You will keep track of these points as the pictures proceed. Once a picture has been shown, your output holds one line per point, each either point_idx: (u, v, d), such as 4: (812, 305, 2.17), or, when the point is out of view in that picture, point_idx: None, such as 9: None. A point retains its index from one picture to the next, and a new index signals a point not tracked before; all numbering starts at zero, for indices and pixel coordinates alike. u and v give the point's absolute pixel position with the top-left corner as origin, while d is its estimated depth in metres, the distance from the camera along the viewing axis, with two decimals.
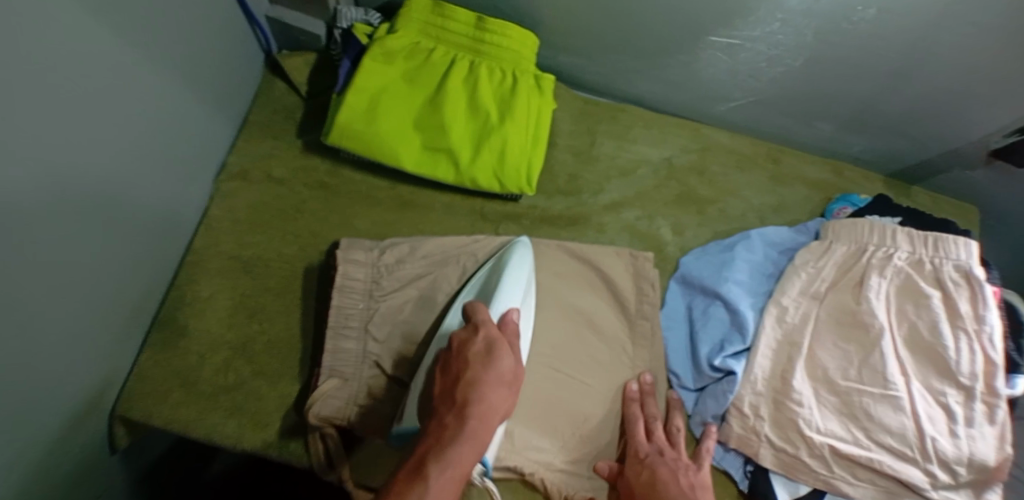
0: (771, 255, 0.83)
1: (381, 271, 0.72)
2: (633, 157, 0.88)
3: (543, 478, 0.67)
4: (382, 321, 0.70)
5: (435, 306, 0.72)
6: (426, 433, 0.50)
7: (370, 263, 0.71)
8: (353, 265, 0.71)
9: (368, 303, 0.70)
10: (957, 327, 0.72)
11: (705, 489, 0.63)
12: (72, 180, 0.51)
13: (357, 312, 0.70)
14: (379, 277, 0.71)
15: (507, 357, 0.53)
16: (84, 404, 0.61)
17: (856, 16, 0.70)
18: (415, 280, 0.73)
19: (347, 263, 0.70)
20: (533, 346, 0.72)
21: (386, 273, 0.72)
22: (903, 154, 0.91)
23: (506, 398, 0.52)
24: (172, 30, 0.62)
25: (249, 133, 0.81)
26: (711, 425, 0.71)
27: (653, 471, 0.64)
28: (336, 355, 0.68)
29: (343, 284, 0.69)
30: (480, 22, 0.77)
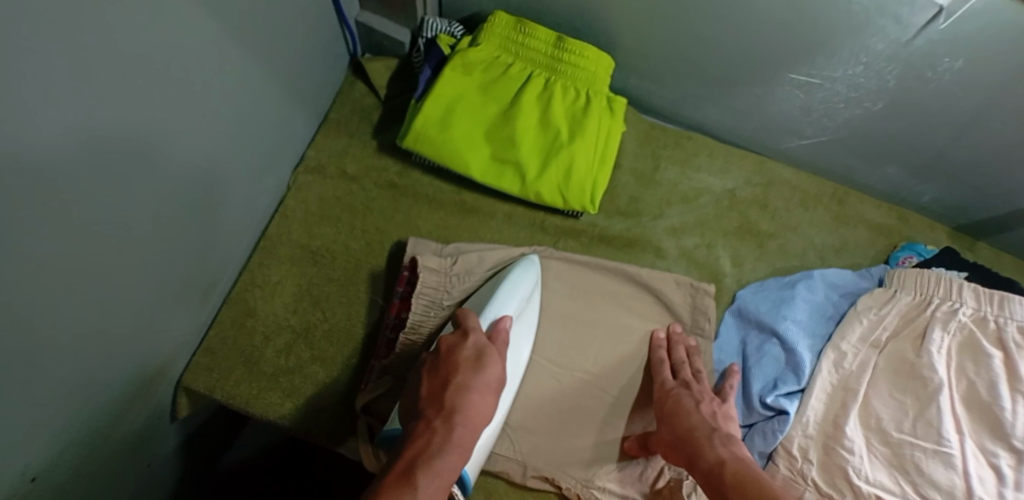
0: (831, 297, 0.82)
1: (454, 282, 0.73)
2: (695, 185, 0.88)
3: (578, 493, 0.69)
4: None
5: None
6: (414, 435, 0.53)
7: (449, 275, 0.73)
8: (430, 273, 0.73)
9: (440, 311, 0.72)
10: (1016, 390, 0.70)
11: (727, 419, 0.66)
12: (174, 161, 0.55)
13: (431, 323, 0.72)
14: (450, 287, 0.73)
15: (494, 365, 0.59)
16: (155, 371, 0.64)
17: (941, 65, 0.69)
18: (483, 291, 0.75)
19: (427, 272, 0.72)
20: (578, 362, 0.74)
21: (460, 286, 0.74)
22: (974, 207, 0.89)
23: (490, 402, 0.57)
24: (273, 28, 0.66)
25: (328, 129, 0.84)
26: (733, 365, 0.75)
27: (676, 400, 0.67)
28: (406, 359, 0.70)
29: (421, 293, 0.71)
30: (560, 41, 0.79)
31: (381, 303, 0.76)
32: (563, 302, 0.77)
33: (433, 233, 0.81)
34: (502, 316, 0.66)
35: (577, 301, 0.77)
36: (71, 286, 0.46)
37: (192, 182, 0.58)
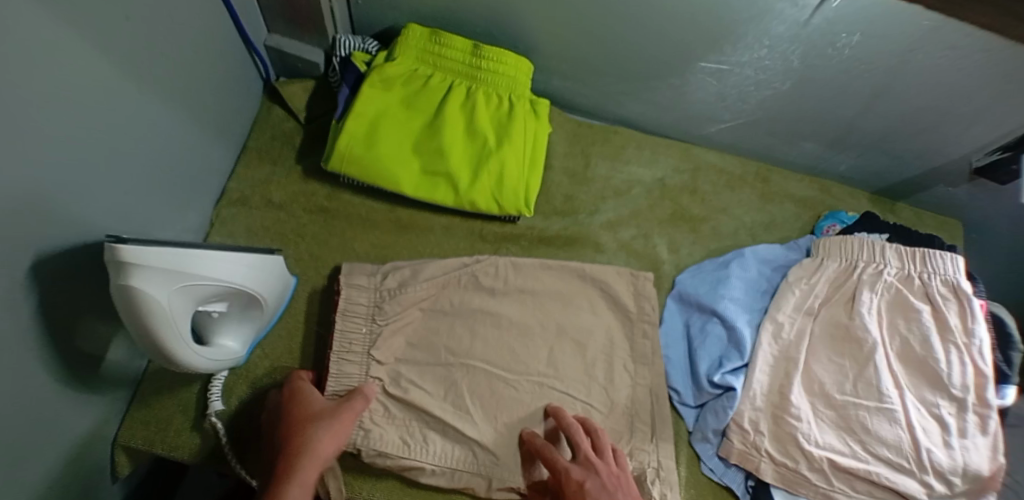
0: (764, 272, 0.85)
1: (384, 295, 0.73)
2: (627, 178, 0.90)
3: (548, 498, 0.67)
4: (390, 347, 0.71)
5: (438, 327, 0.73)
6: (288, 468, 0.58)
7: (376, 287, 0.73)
8: (356, 289, 0.73)
9: (371, 326, 0.71)
10: (948, 341, 0.75)
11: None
12: (74, 209, 0.51)
13: (360, 337, 0.71)
14: (381, 301, 0.73)
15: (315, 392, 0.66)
16: (78, 440, 0.60)
17: (840, 41, 0.72)
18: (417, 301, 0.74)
19: (350, 288, 0.72)
20: (526, 365, 0.74)
21: (393, 298, 0.73)
22: (888, 171, 0.95)
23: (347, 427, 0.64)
24: (178, 62, 0.63)
25: (248, 159, 0.81)
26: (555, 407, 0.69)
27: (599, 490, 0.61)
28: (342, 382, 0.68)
29: (346, 308, 0.71)
30: (477, 49, 0.79)
31: (323, 331, 0.74)
32: (506, 306, 0.76)
33: (372, 254, 0.80)
34: (190, 355, 0.58)
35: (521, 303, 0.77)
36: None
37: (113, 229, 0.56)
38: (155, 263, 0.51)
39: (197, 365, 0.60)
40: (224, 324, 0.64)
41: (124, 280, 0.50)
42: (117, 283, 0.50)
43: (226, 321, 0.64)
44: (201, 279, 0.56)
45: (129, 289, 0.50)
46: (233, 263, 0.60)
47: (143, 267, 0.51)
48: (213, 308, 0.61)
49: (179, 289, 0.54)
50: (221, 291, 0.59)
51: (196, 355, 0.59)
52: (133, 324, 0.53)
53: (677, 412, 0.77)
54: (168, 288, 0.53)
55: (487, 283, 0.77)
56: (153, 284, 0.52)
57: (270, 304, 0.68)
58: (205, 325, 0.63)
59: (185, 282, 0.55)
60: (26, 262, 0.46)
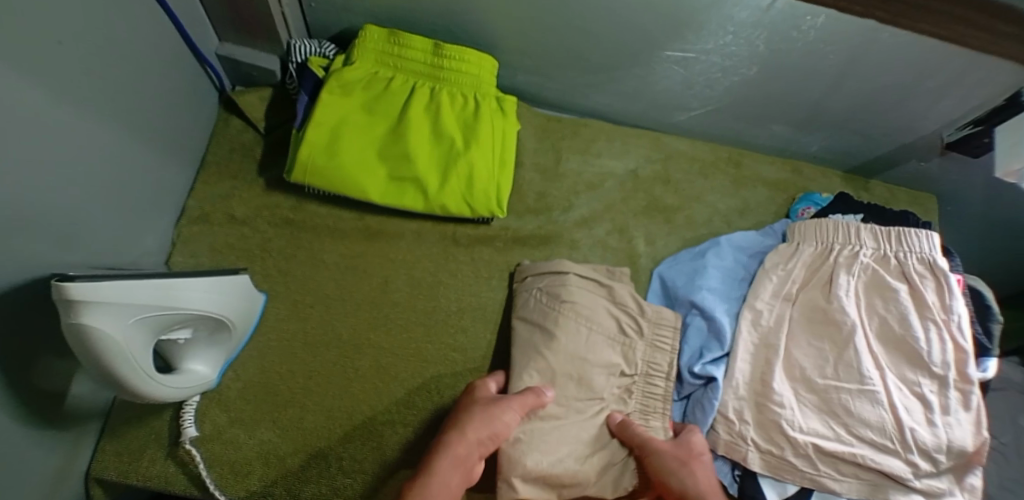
0: (741, 260, 0.84)
1: None
2: (599, 171, 0.89)
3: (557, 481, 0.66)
4: None
5: None
6: None
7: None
8: None
9: None
10: (926, 318, 0.75)
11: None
12: (14, 247, 0.48)
13: None
14: None
15: None
16: (43, 481, 0.58)
17: (804, 25, 0.71)
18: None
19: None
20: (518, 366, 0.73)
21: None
22: (858, 149, 0.95)
23: None
24: (119, 81, 0.60)
25: (207, 175, 0.78)
26: None
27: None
28: None
29: None
30: (437, 48, 0.77)
31: (298, 346, 0.72)
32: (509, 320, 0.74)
33: (345, 262, 0.78)
34: (155, 387, 0.56)
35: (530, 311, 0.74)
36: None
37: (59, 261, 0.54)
38: (106, 298, 0.49)
39: (161, 397, 0.57)
40: (191, 349, 0.62)
41: (73, 318, 0.48)
42: (67, 321, 0.48)
43: (193, 347, 0.62)
44: (158, 310, 0.54)
45: (80, 327, 0.48)
46: (195, 289, 0.58)
47: (94, 303, 0.48)
48: (177, 335, 0.59)
49: (135, 323, 0.52)
50: (182, 318, 0.57)
51: (162, 386, 0.57)
52: (90, 362, 0.51)
53: None
54: (122, 322, 0.51)
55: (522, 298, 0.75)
56: (107, 320, 0.49)
57: (239, 325, 0.66)
58: (171, 352, 0.61)
59: (140, 314, 0.53)
60: None
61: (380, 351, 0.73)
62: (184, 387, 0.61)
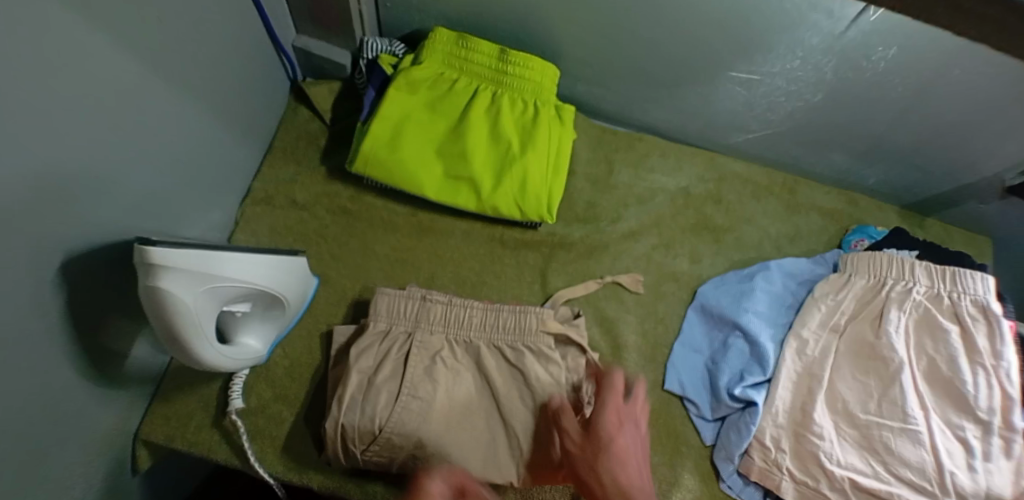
0: (789, 286, 0.83)
1: (416, 299, 0.71)
2: (650, 186, 0.89)
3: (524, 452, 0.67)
4: (427, 345, 0.69)
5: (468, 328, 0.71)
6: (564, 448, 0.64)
7: (395, 321, 0.70)
8: (392, 297, 0.71)
9: (409, 331, 0.70)
10: (976, 363, 0.73)
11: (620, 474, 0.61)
12: (103, 210, 0.52)
13: (398, 342, 0.69)
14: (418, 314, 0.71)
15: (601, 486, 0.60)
16: (101, 433, 0.61)
17: (875, 54, 0.70)
18: (443, 327, 0.71)
19: (379, 319, 0.70)
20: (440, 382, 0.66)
21: (422, 331, 0.70)
22: (917, 185, 0.93)
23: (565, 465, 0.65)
24: (206, 64, 0.63)
25: (273, 159, 0.82)
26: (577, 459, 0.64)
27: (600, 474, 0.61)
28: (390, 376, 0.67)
29: (387, 316, 0.71)
30: (503, 53, 0.79)
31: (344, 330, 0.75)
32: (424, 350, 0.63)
33: (397, 255, 0.80)
34: (214, 354, 0.59)
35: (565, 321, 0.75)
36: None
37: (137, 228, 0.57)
38: (182, 265, 0.52)
39: (221, 364, 0.60)
40: (247, 322, 0.65)
41: (152, 281, 0.50)
42: (146, 284, 0.51)
43: (249, 320, 0.65)
44: (226, 281, 0.57)
45: (157, 289, 0.51)
46: (258, 265, 0.61)
47: (171, 268, 0.51)
48: (237, 308, 0.62)
49: (205, 291, 0.55)
50: (244, 291, 0.60)
51: (221, 354, 0.60)
52: (161, 324, 0.53)
53: (693, 425, 0.76)
54: (194, 289, 0.53)
55: (527, 318, 0.71)
56: (180, 285, 0.52)
57: (293, 304, 0.68)
58: (228, 324, 0.64)
59: (211, 283, 0.55)
60: (56, 262, 0.47)
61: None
62: (241, 358, 0.63)
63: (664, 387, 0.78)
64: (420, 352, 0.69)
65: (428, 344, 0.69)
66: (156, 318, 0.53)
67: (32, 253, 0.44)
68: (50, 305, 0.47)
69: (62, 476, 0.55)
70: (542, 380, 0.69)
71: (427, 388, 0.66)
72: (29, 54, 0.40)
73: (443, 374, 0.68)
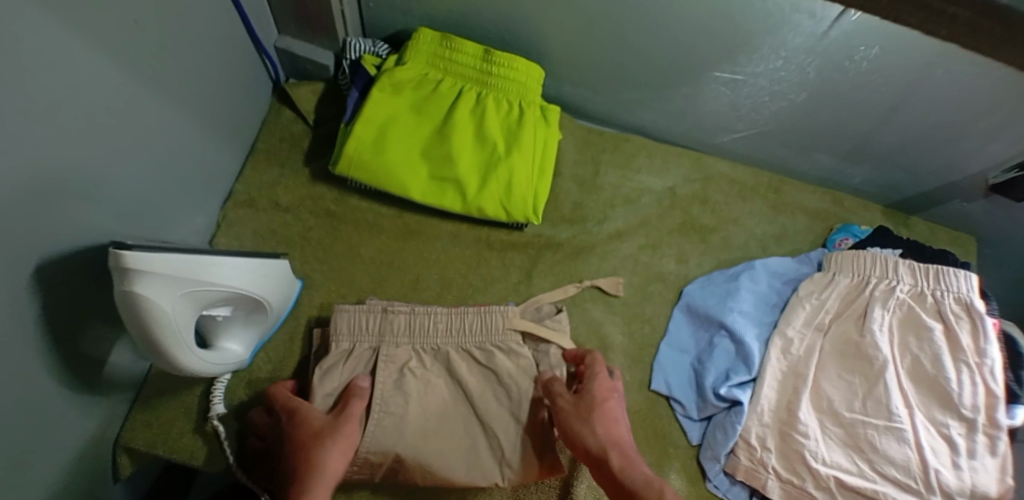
0: (775, 286, 0.84)
1: (378, 315, 0.69)
2: (637, 187, 0.89)
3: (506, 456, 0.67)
4: (393, 359, 0.68)
5: (430, 338, 0.70)
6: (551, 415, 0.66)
7: (358, 338, 0.68)
8: (350, 313, 0.69)
9: (374, 347, 0.69)
10: (959, 361, 0.73)
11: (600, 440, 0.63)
12: (80, 216, 0.51)
13: (363, 359, 0.68)
14: (381, 330, 0.69)
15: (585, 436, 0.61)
16: (81, 441, 0.60)
17: (858, 55, 0.70)
18: (408, 337, 0.70)
19: (342, 338, 0.68)
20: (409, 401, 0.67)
21: (388, 344, 0.69)
22: (901, 185, 0.94)
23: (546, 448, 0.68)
24: (187, 66, 0.62)
25: (257, 161, 0.81)
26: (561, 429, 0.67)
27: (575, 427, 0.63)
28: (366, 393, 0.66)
29: (348, 333, 0.68)
30: (488, 54, 0.78)
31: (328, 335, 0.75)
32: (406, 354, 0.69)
33: (379, 258, 0.79)
34: (193, 359, 0.57)
35: (548, 317, 0.75)
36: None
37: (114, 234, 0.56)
38: (160, 269, 0.51)
39: (199, 370, 0.59)
40: (229, 327, 0.64)
41: (129, 286, 0.49)
42: (122, 289, 0.50)
43: (230, 324, 0.64)
44: (205, 285, 0.56)
45: (133, 294, 0.50)
46: (238, 268, 0.60)
47: (148, 273, 0.50)
48: (218, 312, 0.61)
49: (183, 295, 0.54)
50: (224, 295, 0.59)
51: (201, 358, 0.58)
52: (138, 330, 0.53)
53: (680, 425, 0.77)
54: (172, 294, 0.52)
55: (492, 318, 0.70)
56: (157, 290, 0.51)
57: (275, 308, 0.68)
58: (210, 328, 0.63)
59: (189, 288, 0.54)
60: (31, 269, 0.46)
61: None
62: (221, 363, 0.62)
63: (650, 388, 0.78)
64: (387, 364, 0.68)
65: (395, 356, 0.68)
66: (132, 323, 0.52)
67: (7, 260, 0.43)
68: (26, 313, 0.46)
69: (42, 488, 0.54)
70: (514, 378, 0.69)
71: (399, 403, 0.66)
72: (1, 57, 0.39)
73: (415, 385, 0.68)
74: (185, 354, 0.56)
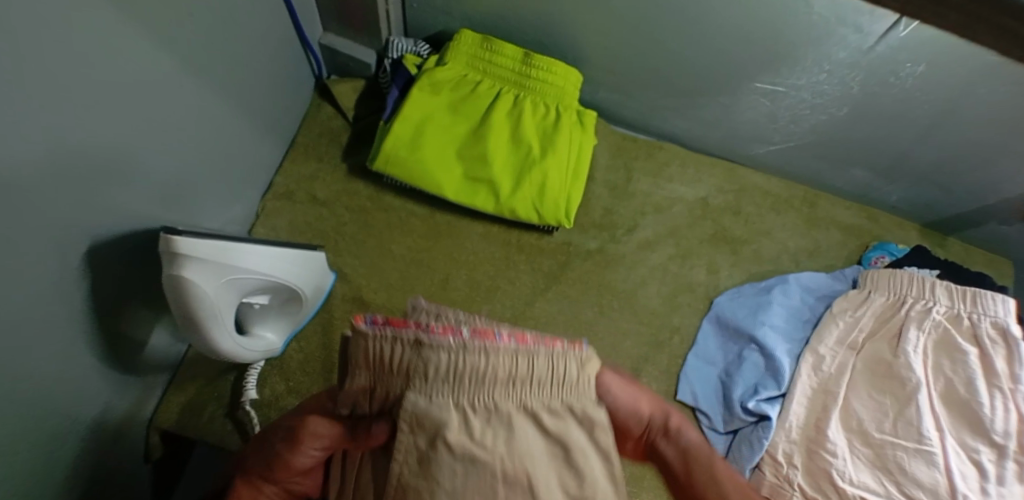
0: (807, 301, 0.83)
1: (414, 344, 0.37)
2: (668, 195, 0.89)
3: None
4: (425, 421, 0.36)
5: (484, 390, 0.37)
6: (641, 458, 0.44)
7: (380, 377, 0.38)
8: (369, 342, 0.38)
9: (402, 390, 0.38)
10: (993, 386, 0.72)
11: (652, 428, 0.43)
12: (131, 201, 0.52)
13: (383, 402, 0.39)
14: (415, 371, 0.37)
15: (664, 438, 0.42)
16: (119, 420, 0.62)
17: (903, 71, 0.69)
18: (455, 388, 0.37)
19: (359, 372, 0.39)
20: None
21: (420, 393, 0.37)
22: (938, 205, 0.92)
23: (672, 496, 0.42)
24: (234, 59, 0.64)
25: (296, 155, 0.82)
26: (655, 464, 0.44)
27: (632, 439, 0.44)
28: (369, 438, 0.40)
29: (373, 364, 0.38)
30: (527, 57, 0.79)
31: None
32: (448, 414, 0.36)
33: (411, 256, 0.80)
34: (231, 344, 0.59)
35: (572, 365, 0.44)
36: (24, 339, 0.44)
37: (160, 221, 0.57)
38: (206, 256, 0.52)
39: (236, 355, 0.60)
40: (264, 315, 0.65)
41: (176, 271, 0.51)
42: (170, 273, 0.51)
43: (266, 313, 0.65)
44: (247, 273, 0.57)
45: (179, 279, 0.51)
46: (278, 258, 0.61)
47: (195, 259, 0.51)
48: (255, 300, 0.62)
49: (226, 282, 0.55)
50: (263, 284, 0.60)
51: (238, 345, 0.60)
52: (181, 314, 0.54)
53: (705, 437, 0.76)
54: (216, 280, 0.54)
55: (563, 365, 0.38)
56: (202, 276, 0.52)
57: (309, 299, 0.69)
58: (246, 316, 0.64)
59: (232, 275, 0.56)
60: (82, 251, 0.48)
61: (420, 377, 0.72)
62: (256, 350, 0.63)
63: (676, 397, 0.78)
64: (413, 429, 0.36)
65: (428, 418, 0.36)
66: (176, 306, 0.54)
67: (61, 241, 0.45)
68: (75, 293, 0.48)
69: (82, 462, 0.56)
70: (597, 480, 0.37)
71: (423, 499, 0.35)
72: (67, 46, 0.40)
73: (448, 473, 0.35)
74: (225, 339, 0.58)
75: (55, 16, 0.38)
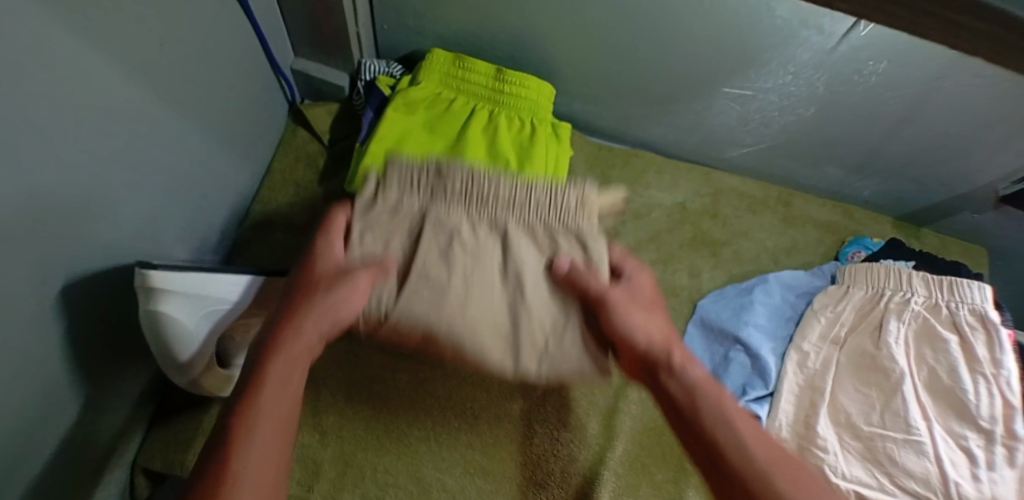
0: (787, 298, 0.84)
1: (432, 183, 0.53)
2: (647, 201, 0.90)
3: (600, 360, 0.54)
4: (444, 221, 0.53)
5: (486, 200, 0.54)
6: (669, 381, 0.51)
7: (407, 194, 0.53)
8: (401, 175, 0.53)
9: (428, 200, 0.54)
10: (975, 371, 0.73)
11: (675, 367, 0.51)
12: (105, 236, 0.52)
13: (414, 210, 0.53)
14: (434, 192, 0.54)
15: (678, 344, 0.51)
16: (99, 461, 0.60)
17: (866, 69, 0.70)
18: (466, 204, 0.54)
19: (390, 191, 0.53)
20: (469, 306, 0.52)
21: (439, 205, 0.53)
22: (910, 198, 0.94)
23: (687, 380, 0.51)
24: (206, 87, 0.63)
25: (273, 181, 0.82)
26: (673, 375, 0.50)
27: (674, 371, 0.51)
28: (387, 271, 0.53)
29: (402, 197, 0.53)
30: (499, 73, 0.80)
31: (343, 356, 0.74)
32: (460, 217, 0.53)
33: None
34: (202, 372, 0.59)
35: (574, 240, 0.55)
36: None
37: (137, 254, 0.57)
38: (184, 289, 0.52)
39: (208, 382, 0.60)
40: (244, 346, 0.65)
41: (151, 303, 0.50)
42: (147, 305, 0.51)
43: None
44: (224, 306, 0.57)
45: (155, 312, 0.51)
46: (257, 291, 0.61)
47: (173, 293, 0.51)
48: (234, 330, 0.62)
49: (202, 315, 0.55)
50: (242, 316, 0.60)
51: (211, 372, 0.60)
52: (155, 344, 0.54)
53: None
54: (191, 313, 0.54)
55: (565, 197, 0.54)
56: (178, 309, 0.52)
57: None
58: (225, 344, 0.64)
59: (208, 308, 0.55)
60: (56, 291, 0.47)
61: (398, 422, 0.71)
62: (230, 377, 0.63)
63: None
64: (434, 229, 0.53)
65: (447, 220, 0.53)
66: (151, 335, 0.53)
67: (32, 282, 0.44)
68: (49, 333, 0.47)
69: None
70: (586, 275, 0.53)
71: (445, 268, 0.52)
72: (29, 85, 0.40)
73: (462, 257, 0.53)
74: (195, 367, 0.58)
75: (16, 54, 0.38)
